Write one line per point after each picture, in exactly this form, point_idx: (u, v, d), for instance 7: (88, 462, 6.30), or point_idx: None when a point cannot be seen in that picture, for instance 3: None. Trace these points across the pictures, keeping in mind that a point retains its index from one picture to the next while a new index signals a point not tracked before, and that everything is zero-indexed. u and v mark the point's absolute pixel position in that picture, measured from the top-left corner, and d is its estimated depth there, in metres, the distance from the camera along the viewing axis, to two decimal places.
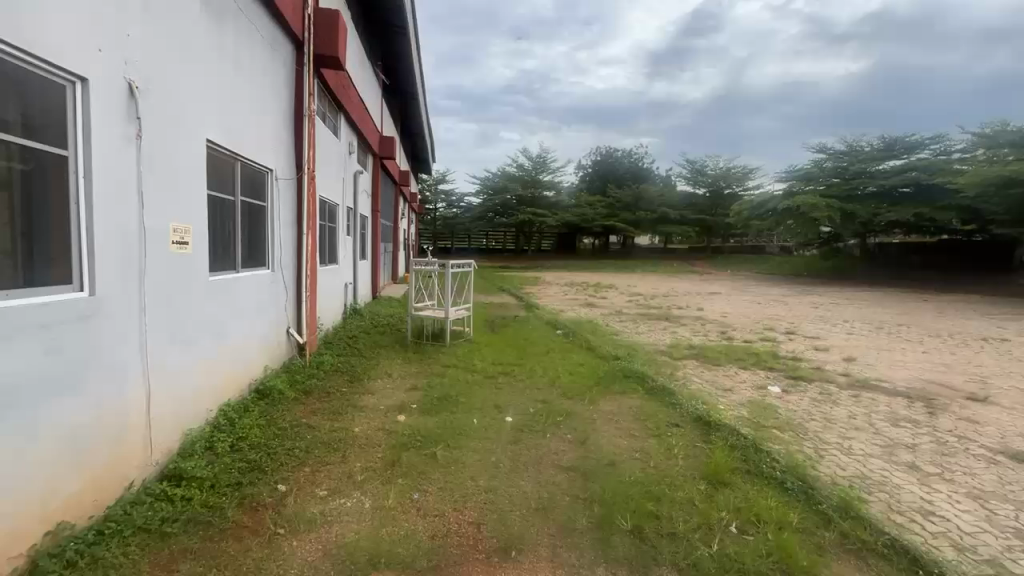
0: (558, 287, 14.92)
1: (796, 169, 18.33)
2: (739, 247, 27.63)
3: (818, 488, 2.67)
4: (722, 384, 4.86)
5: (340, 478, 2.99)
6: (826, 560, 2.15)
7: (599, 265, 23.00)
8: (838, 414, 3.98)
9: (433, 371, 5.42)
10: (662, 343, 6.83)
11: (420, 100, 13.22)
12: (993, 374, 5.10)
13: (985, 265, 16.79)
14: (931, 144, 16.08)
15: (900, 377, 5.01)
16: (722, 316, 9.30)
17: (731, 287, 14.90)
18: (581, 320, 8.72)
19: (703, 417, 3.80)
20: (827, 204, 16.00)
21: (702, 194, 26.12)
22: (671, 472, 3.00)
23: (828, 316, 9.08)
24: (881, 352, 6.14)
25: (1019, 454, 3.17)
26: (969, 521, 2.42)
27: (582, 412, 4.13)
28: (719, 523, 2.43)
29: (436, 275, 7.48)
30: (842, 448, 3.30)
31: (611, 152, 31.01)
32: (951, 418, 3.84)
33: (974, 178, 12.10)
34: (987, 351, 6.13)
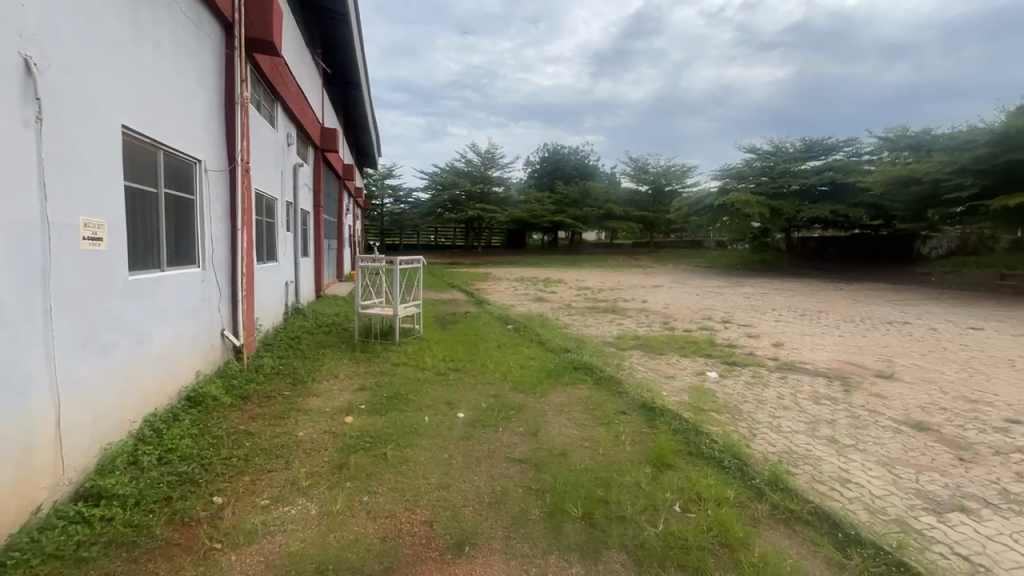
0: (508, 282, 14.98)
1: (729, 168, 19.48)
2: (679, 242, 29.00)
3: (751, 465, 2.86)
4: (665, 372, 5.09)
5: (283, 485, 2.84)
6: (759, 531, 2.30)
7: (548, 261, 23.35)
8: (768, 395, 4.29)
9: (381, 370, 5.27)
10: (609, 335, 7.05)
11: (363, 91, 12.76)
12: (897, 353, 5.70)
13: (883, 259, 18.45)
14: (844, 147, 17.62)
15: (821, 359, 5.48)
16: (664, 307, 9.75)
17: (672, 280, 15.61)
18: (532, 314, 8.82)
19: (647, 404, 3.96)
20: (757, 201, 17.15)
21: (644, 191, 27.16)
22: (619, 458, 3.10)
23: (758, 306, 9.75)
24: (804, 337, 6.69)
25: (919, 423, 3.57)
26: (879, 485, 2.69)
27: (533, 404, 4.19)
28: (664, 504, 2.54)
29: (384, 272, 7.28)
30: (772, 427, 3.56)
31: (558, 149, 31.50)
32: (863, 394, 4.25)
33: (880, 178, 13.40)
34: (891, 333, 6.84)
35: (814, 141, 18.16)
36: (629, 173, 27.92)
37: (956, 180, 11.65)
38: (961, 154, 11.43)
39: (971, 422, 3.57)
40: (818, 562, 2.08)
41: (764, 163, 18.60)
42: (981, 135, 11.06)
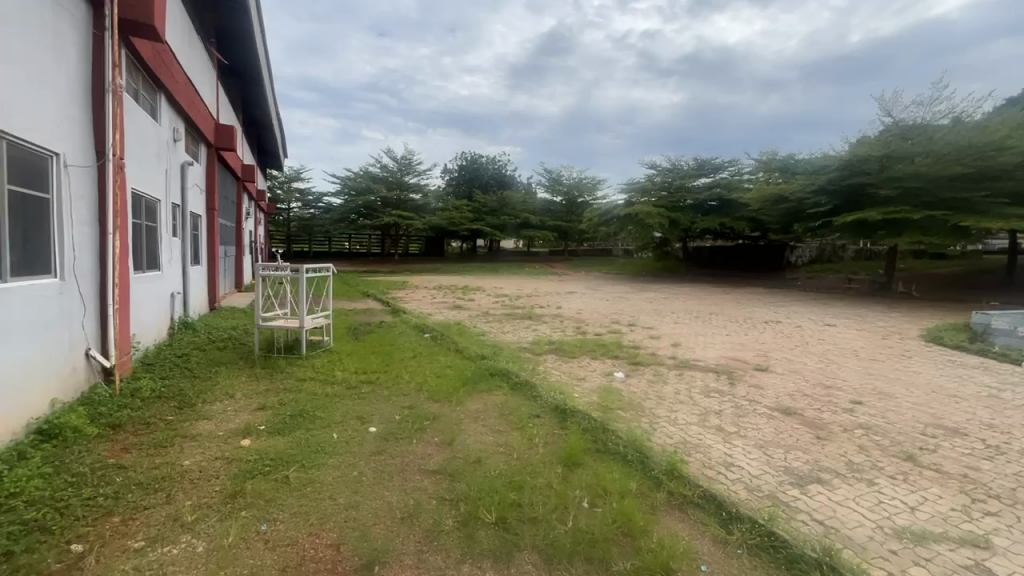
0: (426, 290, 14.72)
1: (633, 182, 20.97)
2: (591, 251, 30.59)
3: (651, 457, 3.08)
4: (577, 374, 5.32)
5: (162, 523, 2.51)
6: (657, 518, 2.49)
7: (467, 268, 23.36)
8: (667, 391, 4.68)
9: (285, 387, 4.88)
10: (525, 341, 7.22)
11: (266, 88, 11.90)
12: (771, 348, 6.51)
13: (761, 266, 21.00)
14: (728, 166, 19.79)
15: (711, 356, 6.08)
16: (577, 313, 10.20)
17: (584, 286, 16.40)
18: (449, 322, 8.73)
19: (559, 406, 4.11)
20: (658, 213, 18.66)
21: (558, 201, 28.30)
22: (532, 461, 3.17)
23: (660, 309, 10.56)
24: (698, 337, 7.38)
25: (787, 409, 4.11)
26: (756, 465, 3.04)
27: (449, 413, 4.14)
28: (573, 501, 2.65)
29: (288, 281, 6.77)
30: (670, 420, 3.87)
31: (476, 158, 31.79)
32: (744, 386, 4.80)
33: (758, 195, 15.26)
34: (768, 331, 7.78)
35: (704, 160, 20.19)
36: (544, 183, 28.92)
37: (815, 199, 13.63)
38: (819, 176, 13.42)
39: (826, 405, 4.19)
40: (706, 541, 2.29)
41: (663, 177, 20.27)
42: (833, 161, 13.07)
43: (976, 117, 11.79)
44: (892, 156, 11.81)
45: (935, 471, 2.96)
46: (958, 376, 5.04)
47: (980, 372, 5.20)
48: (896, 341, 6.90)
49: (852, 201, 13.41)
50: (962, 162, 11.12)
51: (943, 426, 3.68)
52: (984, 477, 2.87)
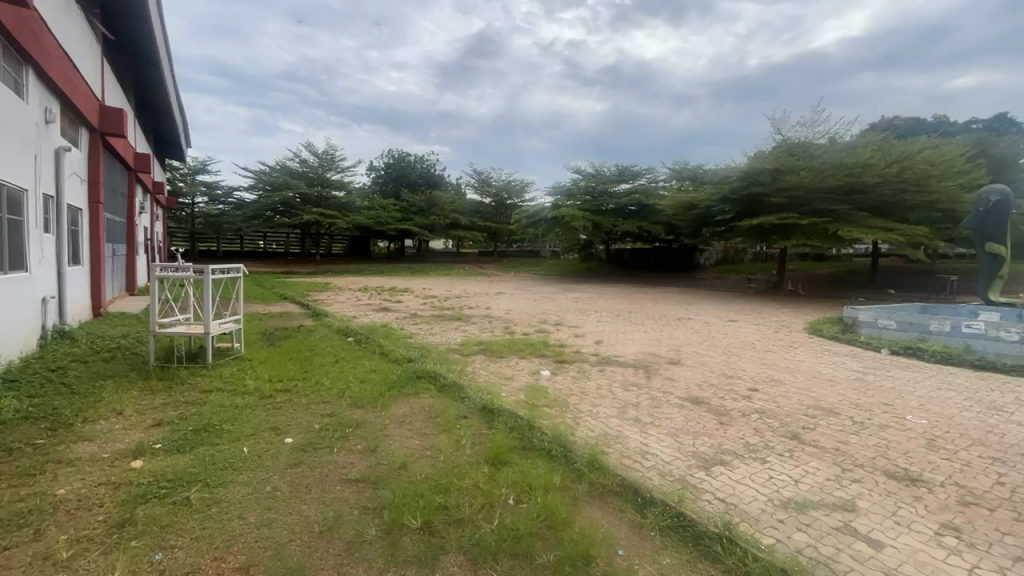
0: (349, 292, 14.08)
1: (559, 186, 21.63)
2: (519, 252, 31.08)
3: (574, 451, 3.20)
4: (505, 374, 5.38)
5: (29, 564, 2.17)
6: (580, 508, 2.59)
7: (394, 269, 22.69)
8: (590, 386, 4.89)
9: (185, 400, 4.41)
10: (454, 342, 7.17)
11: (164, 70, 10.74)
12: (683, 343, 7.03)
13: (676, 268, 22.61)
14: (646, 173, 21.06)
15: (630, 352, 6.43)
16: (506, 313, 10.31)
17: (513, 287, 16.63)
18: (375, 325, 8.43)
19: (487, 406, 4.13)
20: (583, 216, 19.41)
21: (487, 202, 28.43)
22: (459, 462, 3.16)
23: (584, 308, 11.00)
24: (619, 334, 7.78)
25: (696, 398, 4.46)
26: (668, 452, 3.27)
27: (374, 419, 4.00)
28: (499, 499, 2.67)
29: (191, 284, 6.14)
30: (592, 414, 4.05)
31: (403, 156, 31.08)
32: (659, 378, 5.15)
33: (672, 201, 16.41)
34: (681, 327, 8.41)
35: (624, 166, 21.33)
36: (473, 184, 28.89)
37: (720, 206, 14.95)
38: (723, 185, 14.73)
39: (729, 393, 4.61)
40: (624, 526, 2.43)
41: (587, 182, 21.11)
42: (734, 172, 14.42)
43: (847, 138, 13.58)
44: (783, 170, 13.26)
45: (814, 446, 3.37)
46: (834, 363, 5.78)
47: (850, 359, 6.01)
48: (785, 334, 7.76)
49: (751, 208, 14.89)
50: (836, 176, 12.79)
51: (821, 407, 4.20)
52: (851, 449, 3.33)
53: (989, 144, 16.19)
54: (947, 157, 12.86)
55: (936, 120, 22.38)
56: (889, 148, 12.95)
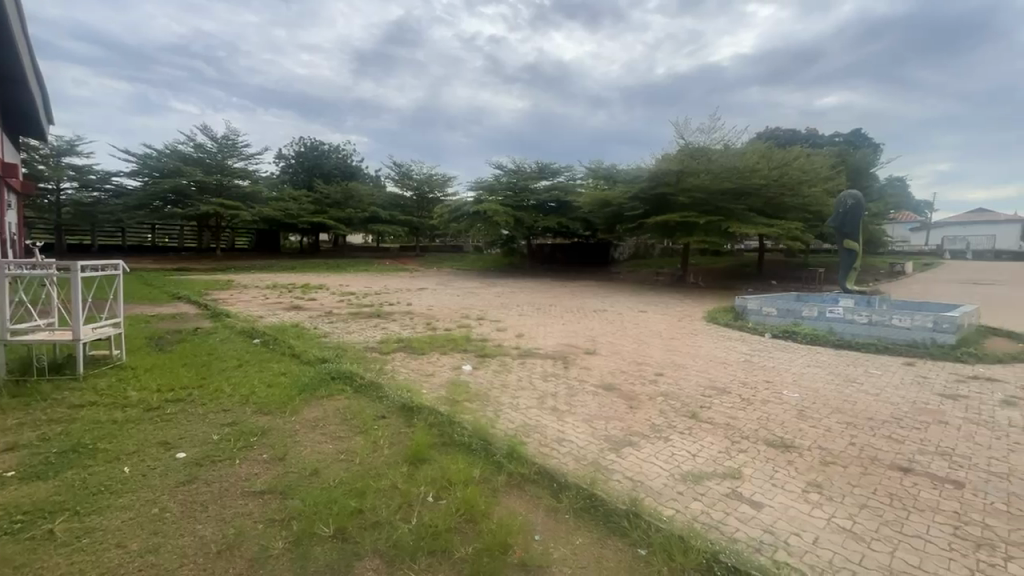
0: (255, 290, 12.97)
1: (481, 181, 21.63)
2: (442, 247, 30.68)
3: (494, 443, 3.25)
4: (426, 370, 5.30)
5: None
6: (498, 499, 2.63)
7: (308, 265, 21.28)
8: (510, 378, 4.98)
9: (49, 419, 3.79)
10: (372, 340, 6.90)
11: (13, 30, 9.06)
12: (598, 334, 7.41)
13: (593, 262, 23.70)
14: (565, 171, 21.76)
15: (550, 344, 6.63)
16: (427, 309, 10.15)
17: (435, 282, 16.39)
18: (285, 325, 7.85)
19: (406, 404, 4.03)
20: (505, 212, 19.60)
21: (408, 196, 27.63)
22: (376, 463, 3.06)
23: (507, 303, 11.14)
24: (540, 327, 7.98)
25: (608, 385, 4.73)
26: (583, 437, 3.43)
27: (282, 425, 3.73)
28: (418, 498, 2.63)
29: (54, 283, 5.26)
30: (512, 406, 4.13)
31: (316, 145, 29.25)
32: (575, 368, 5.38)
33: (589, 199, 17.16)
34: (597, 319, 8.84)
35: (544, 164, 21.86)
36: (393, 177, 27.89)
37: (632, 204, 15.95)
38: (635, 185, 15.66)
39: (638, 379, 4.94)
40: (540, 512, 2.51)
41: (509, 178, 21.33)
42: (644, 172, 15.39)
43: (738, 145, 15.09)
44: (685, 172, 14.42)
45: (709, 423, 3.73)
46: (727, 347, 6.42)
47: (740, 343, 6.72)
48: (687, 322, 8.47)
49: (659, 206, 16.02)
50: (730, 180, 14.11)
51: (715, 388, 4.65)
52: (739, 423, 3.73)
53: (848, 155, 18.86)
54: (816, 165, 14.79)
55: (808, 133, 25.60)
56: (772, 156, 14.60)
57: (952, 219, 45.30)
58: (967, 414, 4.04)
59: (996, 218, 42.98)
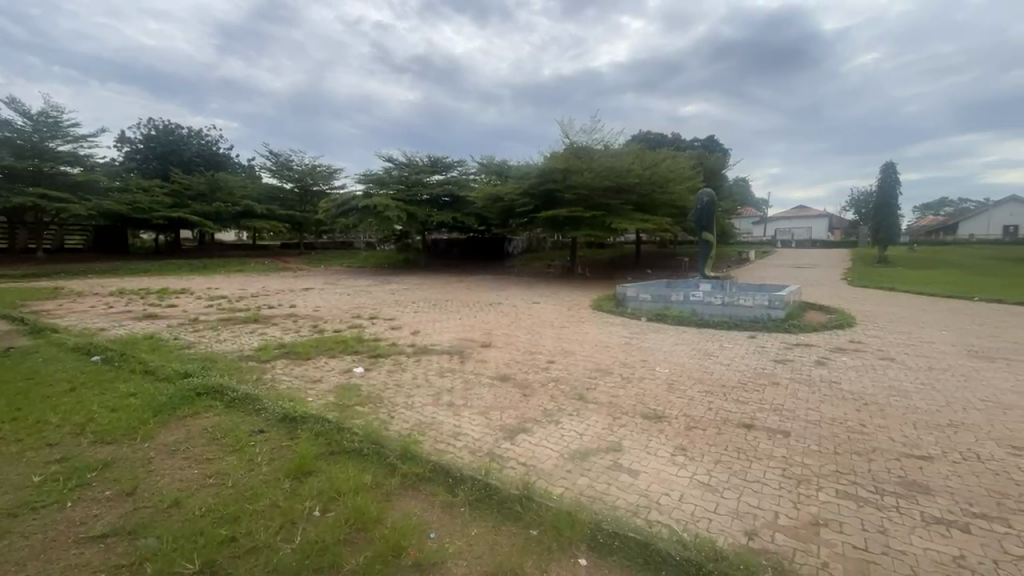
0: (94, 298, 10.90)
1: (370, 174, 20.75)
2: (329, 245, 28.77)
3: (386, 445, 3.13)
4: (312, 376, 4.93)
5: None
6: (392, 503, 2.55)
7: (166, 267, 18.48)
8: (405, 377, 4.85)
9: None
10: (249, 348, 6.21)
11: None
12: (494, 326, 7.54)
13: (489, 257, 24.07)
14: (457, 166, 21.68)
15: (446, 339, 6.60)
16: (314, 310, 9.45)
17: (323, 282, 15.33)
18: (136, 337, 6.73)
19: (288, 415, 3.70)
20: (397, 206, 18.91)
21: (288, 188, 25.35)
22: (252, 484, 2.76)
23: (401, 300, 10.83)
24: (436, 323, 7.88)
25: (504, 376, 4.84)
26: (479, 430, 3.47)
27: (131, 454, 3.18)
28: (301, 514, 2.44)
29: None
30: (407, 405, 4.02)
31: (170, 128, 25.38)
32: (471, 362, 5.42)
33: (482, 193, 17.36)
34: (493, 312, 9.00)
35: (436, 158, 21.54)
36: (270, 167, 25.32)
37: (523, 199, 16.49)
38: (525, 181, 16.27)
39: (531, 367, 5.14)
40: (436, 509, 2.48)
41: (400, 172, 20.77)
42: (534, 169, 16.03)
43: (616, 146, 16.39)
44: (571, 169, 15.29)
45: (595, 403, 4.03)
46: (609, 332, 6.99)
47: (621, 327, 7.36)
48: (576, 310, 9.02)
49: (548, 202, 16.78)
50: (610, 178, 15.22)
51: (599, 370, 5.01)
52: (620, 400, 4.09)
53: (705, 158, 21.54)
54: (680, 166, 16.68)
55: (674, 137, 28.70)
56: (645, 157, 16.11)
57: (782, 213, 54.32)
58: (793, 375, 4.89)
59: (813, 212, 52.50)
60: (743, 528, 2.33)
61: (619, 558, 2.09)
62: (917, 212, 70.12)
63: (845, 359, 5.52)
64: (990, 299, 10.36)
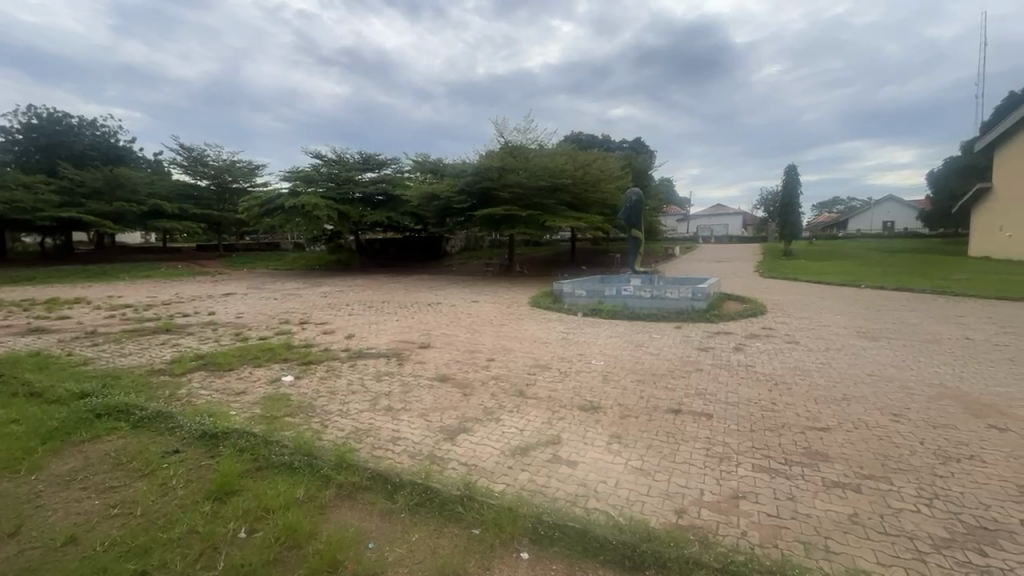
0: None
1: (297, 171, 19.63)
2: (252, 246, 26.88)
3: (319, 456, 2.98)
4: (235, 388, 4.57)
5: None
6: (327, 515, 2.43)
7: (57, 274, 16.35)
8: (340, 384, 4.63)
9: None
10: (160, 361, 5.64)
11: None
12: (433, 327, 7.42)
13: (426, 257, 23.66)
14: (391, 163, 21.07)
15: (382, 342, 6.41)
16: (235, 317, 8.77)
17: (247, 286, 14.30)
18: (19, 354, 5.87)
19: (207, 432, 3.40)
20: (327, 205, 17.99)
21: (203, 185, 23.32)
22: (167, 510, 2.51)
23: (334, 303, 10.36)
24: (371, 326, 7.61)
25: (443, 376, 4.79)
26: (419, 433, 3.40)
27: (13, 490, 2.78)
28: (225, 538, 2.26)
29: None
30: (342, 412, 3.86)
31: (57, 116, 22.36)
32: (409, 364, 5.30)
33: (417, 191, 17.04)
34: (432, 312, 8.86)
35: (368, 155, 20.82)
36: (181, 162, 23.13)
37: (459, 197, 16.39)
38: (460, 179, 16.17)
39: (471, 366, 5.12)
40: (375, 518, 2.41)
41: (329, 169, 19.85)
42: (469, 167, 15.97)
43: (549, 146, 16.77)
44: (506, 168, 15.44)
45: (534, 398, 4.09)
46: (547, 328, 7.13)
47: (558, 323, 7.55)
48: (515, 308, 9.11)
49: (485, 200, 16.81)
50: (544, 178, 15.50)
51: (538, 366, 5.09)
52: (558, 394, 4.19)
53: (633, 158, 22.59)
54: (610, 166, 17.37)
55: (604, 138, 29.83)
56: (577, 157, 16.61)
57: (703, 212, 58.35)
58: (715, 361, 5.27)
59: (729, 210, 56.94)
60: (673, 507, 2.48)
61: (560, 548, 2.15)
62: (814, 211, 78.40)
63: (758, 344, 6.04)
64: (873, 285, 11.82)
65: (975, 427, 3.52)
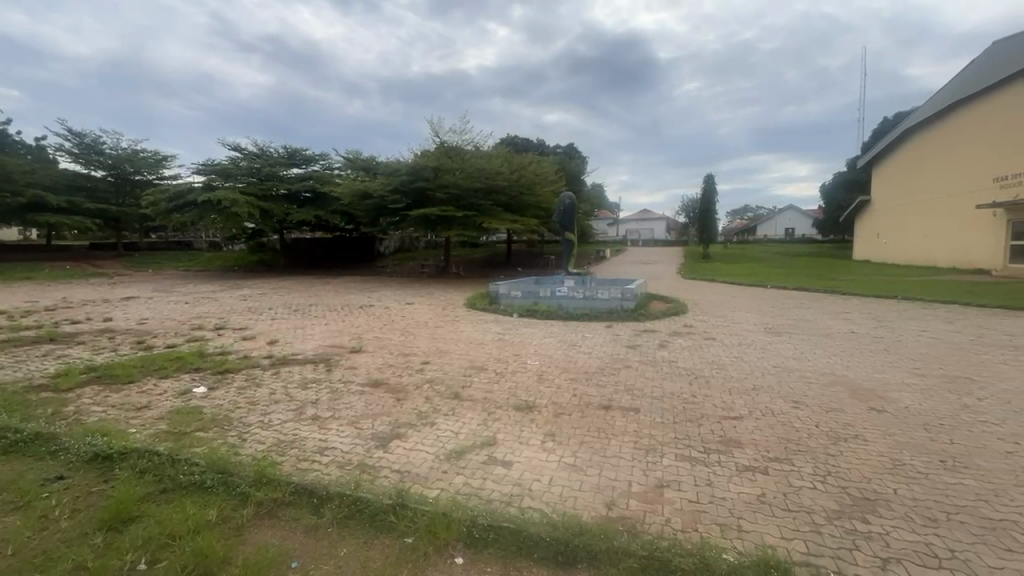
0: None
1: (212, 163, 18.09)
2: (159, 245, 24.33)
3: (236, 473, 2.74)
4: (136, 403, 4.10)
5: None
6: (244, 537, 2.25)
7: None
8: (260, 393, 4.31)
9: None
10: (40, 375, 4.90)
11: None
12: (364, 330, 7.14)
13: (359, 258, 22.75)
14: (319, 159, 20.04)
15: (309, 347, 6.06)
16: (137, 323, 7.87)
17: (153, 289, 12.94)
18: None
19: (100, 453, 3.02)
20: (248, 201, 16.71)
21: (98, 176, 20.74)
22: (46, 546, 2.19)
23: (255, 307, 9.64)
24: (297, 330, 7.18)
25: (375, 381, 4.61)
26: (348, 442, 3.24)
27: None
28: (120, 571, 2.02)
29: None
30: (263, 424, 3.59)
31: None
32: (339, 369, 5.05)
33: (348, 189, 16.36)
34: (364, 315, 8.52)
35: (294, 150, 19.68)
36: (69, 148, 20.39)
37: (393, 197, 15.96)
38: (394, 178, 15.77)
39: (404, 370, 4.98)
40: (299, 534, 2.27)
41: (249, 163, 18.51)
42: (403, 166, 15.63)
43: (485, 148, 16.86)
44: (442, 168, 15.36)
45: (470, 400, 4.07)
46: (483, 329, 7.13)
47: (494, 324, 7.57)
48: (450, 310, 9.00)
49: (420, 201, 16.52)
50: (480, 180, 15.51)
51: (474, 368, 5.06)
52: (494, 395, 4.19)
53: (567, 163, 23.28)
54: (545, 170, 17.79)
55: (539, 142, 30.47)
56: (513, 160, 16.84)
57: (631, 216, 61.39)
58: (643, 358, 5.54)
59: (654, 216, 60.39)
60: (604, 500, 2.57)
61: (493, 550, 2.15)
62: (728, 217, 85.41)
63: (680, 341, 6.45)
64: (777, 286, 13.10)
65: (859, 410, 4.01)
